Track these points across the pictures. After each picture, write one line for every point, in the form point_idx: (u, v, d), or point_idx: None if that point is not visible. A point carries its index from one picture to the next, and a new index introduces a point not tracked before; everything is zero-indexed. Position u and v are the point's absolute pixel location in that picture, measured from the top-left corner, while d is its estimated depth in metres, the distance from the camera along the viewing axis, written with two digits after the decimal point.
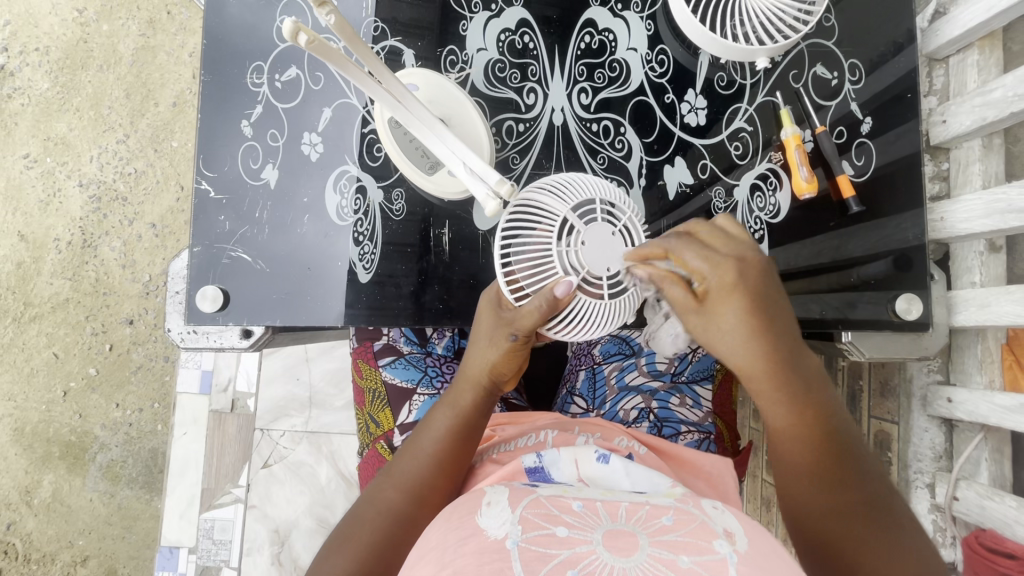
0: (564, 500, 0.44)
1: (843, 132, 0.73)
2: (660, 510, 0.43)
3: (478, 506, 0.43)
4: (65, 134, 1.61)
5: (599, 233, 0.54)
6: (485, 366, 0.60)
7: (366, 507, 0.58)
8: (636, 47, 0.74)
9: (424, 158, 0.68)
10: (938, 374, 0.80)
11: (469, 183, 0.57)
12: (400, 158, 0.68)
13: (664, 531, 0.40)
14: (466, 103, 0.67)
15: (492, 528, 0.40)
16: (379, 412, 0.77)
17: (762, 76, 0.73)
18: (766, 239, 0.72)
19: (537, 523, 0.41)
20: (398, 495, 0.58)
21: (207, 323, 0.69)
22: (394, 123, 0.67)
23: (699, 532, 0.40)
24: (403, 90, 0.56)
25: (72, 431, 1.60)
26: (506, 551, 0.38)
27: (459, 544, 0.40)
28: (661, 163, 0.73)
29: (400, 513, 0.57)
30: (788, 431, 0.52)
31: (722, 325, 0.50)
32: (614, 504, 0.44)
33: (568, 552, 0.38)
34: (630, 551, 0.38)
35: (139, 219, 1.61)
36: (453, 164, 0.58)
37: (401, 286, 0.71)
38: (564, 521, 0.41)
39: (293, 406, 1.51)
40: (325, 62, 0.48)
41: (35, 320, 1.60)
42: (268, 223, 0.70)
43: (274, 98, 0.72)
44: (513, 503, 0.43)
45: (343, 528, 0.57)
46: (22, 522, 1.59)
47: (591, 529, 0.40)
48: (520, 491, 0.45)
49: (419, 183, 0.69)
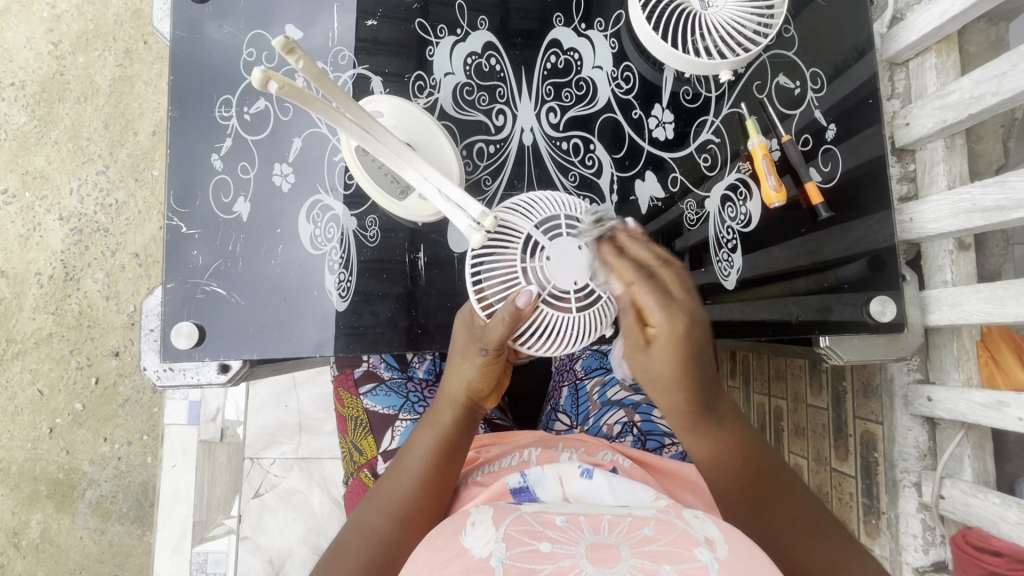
0: (547, 515, 0.43)
1: (809, 139, 0.74)
2: (642, 521, 0.43)
3: (463, 525, 0.43)
4: (43, 167, 1.59)
5: (566, 244, 0.55)
6: (462, 383, 0.61)
7: (352, 532, 0.57)
8: (601, 64, 0.75)
9: (394, 183, 0.68)
10: (918, 372, 0.81)
11: (447, 210, 0.57)
12: (370, 184, 0.68)
13: (647, 542, 0.40)
14: (434, 126, 0.68)
15: (478, 546, 0.40)
16: (362, 440, 0.77)
17: (727, 88, 0.74)
18: (739, 248, 0.73)
19: (520, 539, 0.40)
20: (384, 518, 0.57)
21: (182, 359, 0.68)
22: (361, 150, 0.67)
23: (680, 541, 0.40)
24: (369, 119, 0.56)
25: (60, 469, 1.56)
26: (490, 568, 0.38)
27: (445, 562, 0.40)
28: (632, 178, 0.74)
29: (387, 537, 0.56)
30: (720, 462, 0.57)
31: (658, 374, 0.53)
32: (597, 518, 0.44)
33: (552, 567, 0.38)
34: (612, 563, 0.38)
35: (121, 250, 1.59)
36: (429, 193, 0.57)
37: (378, 312, 0.71)
38: (547, 536, 0.41)
39: (282, 432, 1.50)
40: (296, 103, 0.49)
41: (18, 357, 1.57)
42: (241, 255, 0.70)
43: (244, 131, 0.72)
44: (497, 521, 0.42)
45: (329, 555, 0.57)
46: (11, 564, 1.55)
47: (575, 542, 0.40)
48: (505, 509, 0.45)
49: (390, 208, 0.69)
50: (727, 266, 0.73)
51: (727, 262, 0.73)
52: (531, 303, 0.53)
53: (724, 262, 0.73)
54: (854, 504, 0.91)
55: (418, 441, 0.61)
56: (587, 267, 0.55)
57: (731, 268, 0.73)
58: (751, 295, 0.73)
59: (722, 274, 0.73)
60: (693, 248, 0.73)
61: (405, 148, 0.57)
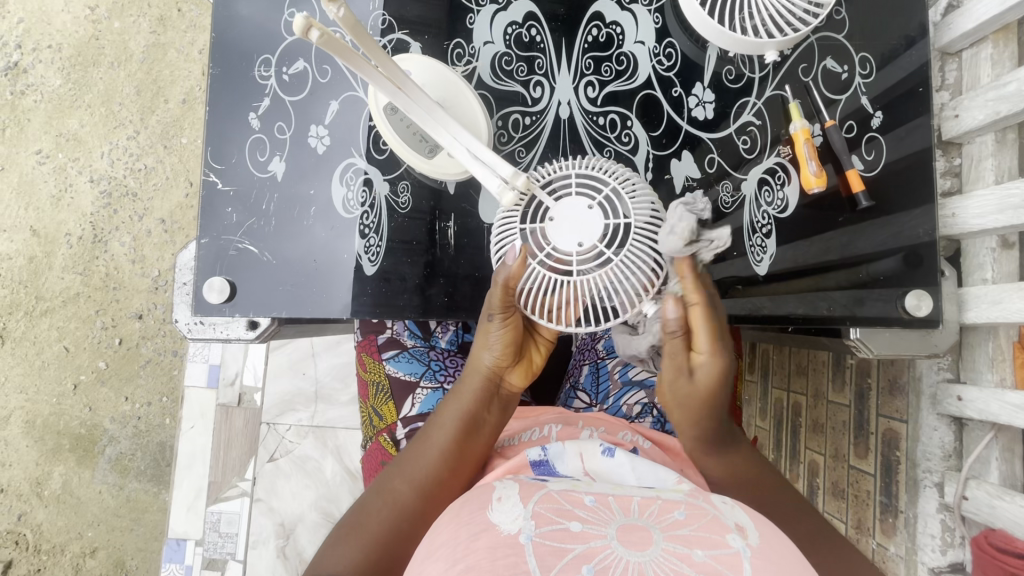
0: (576, 495, 0.48)
1: (854, 126, 0.72)
2: (672, 505, 0.47)
3: (490, 499, 0.47)
4: (76, 130, 1.62)
5: (574, 207, 0.53)
6: (483, 356, 0.61)
7: (374, 499, 0.59)
8: (643, 40, 0.73)
9: (423, 142, 0.68)
10: (948, 372, 0.79)
11: (479, 172, 0.56)
12: (396, 141, 0.68)
13: (677, 527, 0.45)
14: (461, 86, 0.67)
15: (505, 523, 0.44)
16: (382, 405, 0.77)
17: (771, 69, 0.72)
18: (773, 234, 0.72)
19: (550, 517, 0.45)
20: (408, 487, 0.59)
21: (213, 314, 0.69)
22: (389, 109, 0.67)
23: (712, 526, 0.45)
24: (402, 75, 0.55)
25: (82, 424, 1.61)
26: (520, 546, 0.42)
27: (470, 537, 0.44)
28: (668, 157, 0.72)
29: (409, 504, 0.59)
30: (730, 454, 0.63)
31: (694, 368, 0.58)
32: (626, 498, 0.48)
33: (582, 546, 0.42)
34: (644, 545, 0.43)
35: (148, 215, 1.62)
36: (458, 153, 0.56)
37: (406, 279, 0.71)
38: (577, 515, 0.45)
39: (298, 401, 1.53)
40: (336, 58, 0.49)
41: (46, 314, 1.62)
42: (274, 215, 0.71)
43: (282, 91, 0.72)
44: (525, 498, 0.47)
45: (349, 521, 0.59)
46: (33, 513, 1.61)
47: (605, 522, 0.44)
48: (531, 486, 0.49)
49: (415, 166, 0.69)
50: (760, 252, 0.72)
51: (760, 247, 0.72)
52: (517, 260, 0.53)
53: (758, 247, 0.72)
54: (872, 502, 0.91)
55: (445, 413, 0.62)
56: (594, 231, 0.52)
57: (764, 254, 0.72)
58: (780, 287, 0.72)
59: (755, 260, 0.72)
60: (726, 233, 0.72)
61: (437, 108, 0.56)
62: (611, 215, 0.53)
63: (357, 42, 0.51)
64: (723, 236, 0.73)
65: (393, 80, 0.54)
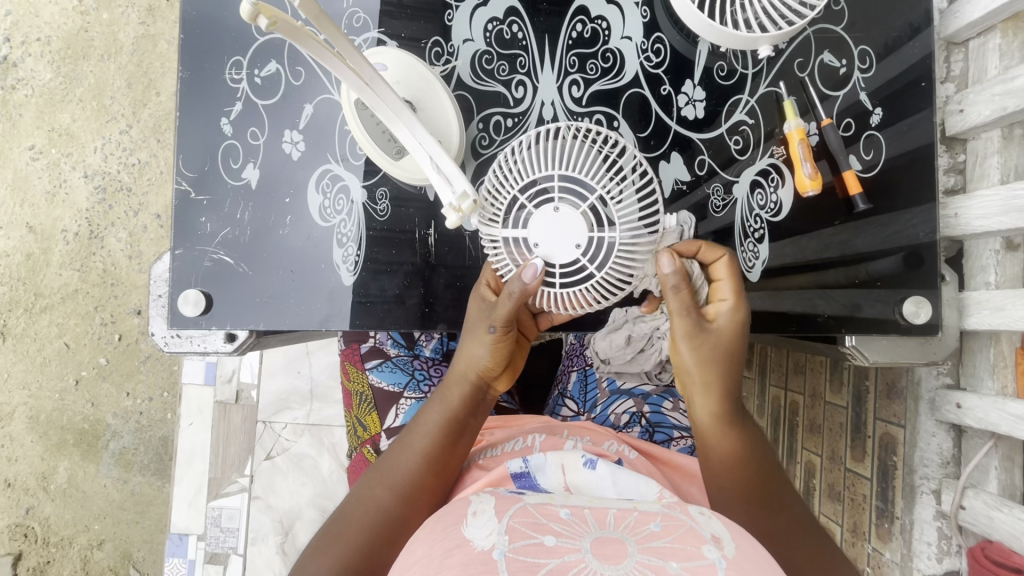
0: (551, 508, 0.47)
1: (851, 123, 0.68)
2: (648, 517, 0.47)
3: (465, 514, 0.47)
4: (68, 125, 1.60)
5: (542, 218, 0.50)
6: (472, 361, 0.61)
7: (356, 506, 0.58)
8: (630, 35, 0.69)
9: (391, 142, 0.65)
10: (947, 377, 0.77)
11: (437, 184, 0.54)
12: (366, 141, 0.65)
13: (653, 539, 0.45)
14: (433, 83, 0.65)
15: (479, 538, 0.44)
16: (366, 416, 0.76)
17: (765, 65, 0.69)
18: (766, 238, 0.69)
19: (524, 532, 0.44)
20: (388, 492, 0.58)
21: (190, 327, 0.68)
22: (360, 105, 0.64)
23: (688, 538, 0.45)
24: (372, 72, 0.53)
25: (85, 420, 1.62)
26: (494, 561, 0.42)
27: (445, 555, 0.44)
28: (657, 159, 0.69)
29: (391, 511, 0.57)
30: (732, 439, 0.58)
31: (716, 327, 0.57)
32: (602, 512, 0.48)
33: (556, 560, 0.42)
34: (618, 558, 0.42)
35: (142, 211, 1.61)
36: (421, 160, 0.55)
37: (385, 288, 0.69)
38: (551, 529, 0.45)
39: (295, 398, 1.53)
40: (296, 43, 0.47)
41: (45, 310, 1.61)
42: (249, 225, 0.68)
43: (254, 94, 0.69)
44: (500, 513, 0.46)
45: (330, 529, 0.57)
46: (40, 507, 1.62)
47: (579, 537, 0.44)
48: (507, 499, 0.49)
49: (386, 168, 0.67)
50: (751, 257, 0.69)
51: (751, 252, 0.69)
52: (537, 278, 0.50)
53: (749, 253, 0.69)
54: (868, 507, 0.88)
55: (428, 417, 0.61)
56: (579, 229, 0.49)
57: (755, 259, 0.69)
58: (775, 288, 0.70)
59: (746, 265, 0.69)
60: (715, 234, 0.69)
61: (403, 106, 0.55)
62: (579, 201, 0.50)
63: (319, 29, 0.49)
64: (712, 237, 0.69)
65: (357, 73, 0.52)
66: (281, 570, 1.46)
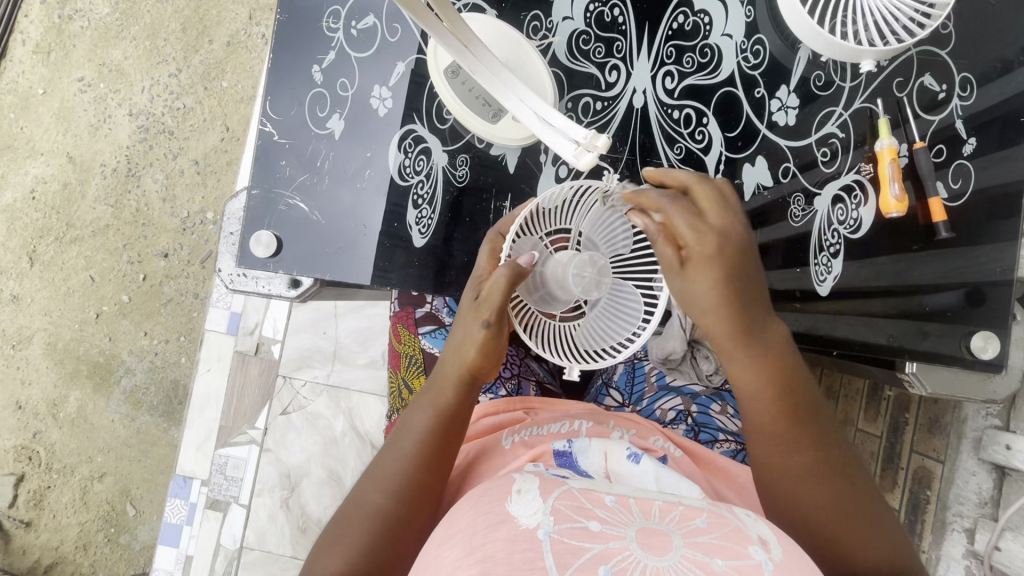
0: (596, 493, 0.46)
1: (943, 150, 0.66)
2: (694, 511, 0.45)
3: (508, 491, 0.45)
4: (119, 62, 1.62)
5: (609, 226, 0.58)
6: (465, 360, 0.57)
7: (352, 510, 0.54)
8: (731, 33, 0.69)
9: (486, 106, 0.67)
10: (997, 419, 0.82)
11: (547, 137, 0.60)
12: (461, 107, 0.67)
13: (699, 533, 0.42)
14: (528, 48, 0.66)
15: (524, 515, 0.43)
16: (413, 378, 0.77)
17: (863, 80, 0.68)
18: (841, 254, 0.67)
19: (568, 514, 0.43)
20: (383, 496, 0.54)
21: (258, 268, 0.68)
22: (451, 72, 0.67)
23: (734, 536, 0.42)
24: (469, 33, 0.57)
25: (101, 353, 1.63)
26: (538, 541, 0.41)
27: (489, 527, 0.42)
28: (741, 160, 0.69)
29: (387, 513, 0.53)
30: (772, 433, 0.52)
31: (699, 300, 0.49)
32: (647, 501, 0.46)
33: (600, 546, 0.41)
34: (664, 550, 0.41)
35: (183, 154, 1.62)
36: (524, 116, 0.60)
37: (454, 256, 0.70)
38: (597, 514, 0.43)
39: (316, 358, 1.54)
40: (406, 10, 0.51)
41: (75, 241, 1.63)
42: (328, 173, 0.69)
43: (348, 46, 0.69)
44: (545, 492, 0.45)
45: (328, 531, 0.54)
46: (46, 433, 1.63)
47: (624, 524, 0.43)
48: (551, 481, 0.47)
49: (477, 132, 0.68)
50: (824, 271, 0.68)
51: (826, 266, 0.68)
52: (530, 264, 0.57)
53: (823, 267, 0.68)
54: None
55: (416, 415, 0.57)
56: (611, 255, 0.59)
57: (828, 274, 0.68)
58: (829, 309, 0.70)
59: (818, 278, 0.68)
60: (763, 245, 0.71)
61: (503, 69, 0.59)
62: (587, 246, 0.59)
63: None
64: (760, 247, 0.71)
65: (459, 39, 0.57)
66: (283, 523, 1.48)
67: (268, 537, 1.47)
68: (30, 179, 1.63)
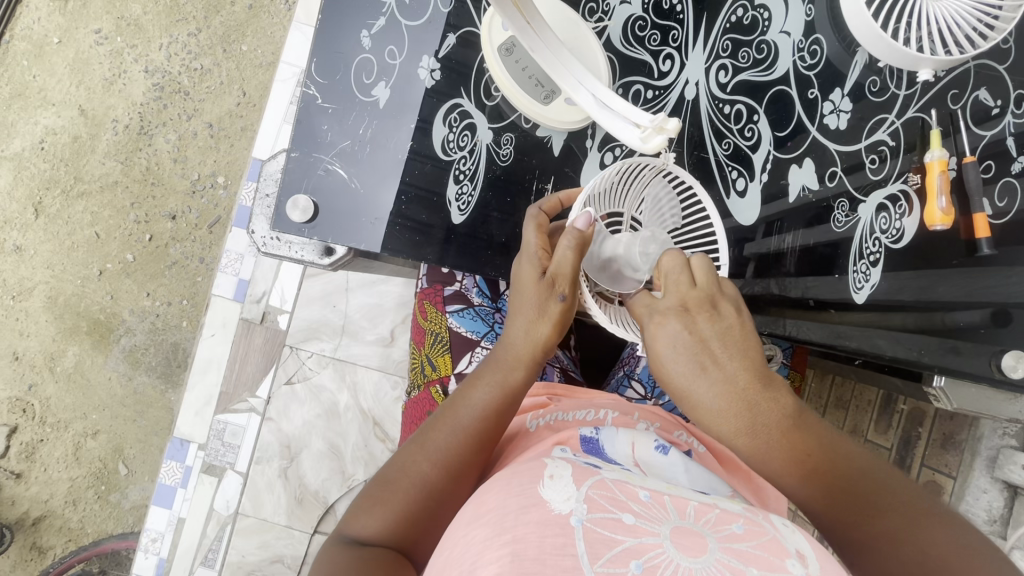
0: (630, 487, 0.44)
1: (991, 166, 0.62)
2: (729, 516, 0.43)
3: (541, 475, 0.43)
4: (138, 17, 1.59)
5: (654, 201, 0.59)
6: (534, 343, 0.56)
7: (397, 473, 0.53)
8: (789, 31, 0.70)
9: (539, 88, 0.66)
10: (1012, 439, 0.83)
11: (604, 118, 0.61)
12: (513, 89, 0.66)
13: (734, 539, 0.40)
14: (586, 35, 0.70)
15: (557, 501, 0.40)
16: (438, 356, 0.76)
17: (919, 89, 0.67)
18: (880, 264, 0.65)
19: (602, 505, 0.41)
20: (432, 466, 0.53)
21: (292, 232, 0.66)
22: (505, 49, 0.66)
23: (772, 547, 0.40)
24: (535, 13, 0.55)
25: (102, 311, 1.62)
26: (571, 527, 0.39)
27: (520, 510, 0.40)
28: (789, 161, 0.71)
29: (436, 484, 0.52)
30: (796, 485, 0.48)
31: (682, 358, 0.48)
32: (682, 500, 0.43)
33: (633, 541, 0.39)
34: (698, 551, 0.39)
35: (197, 116, 1.60)
36: (583, 97, 0.60)
37: (492, 234, 0.68)
38: (630, 508, 0.41)
39: (324, 330, 1.53)
40: None
41: (82, 196, 1.61)
42: (370, 141, 0.68)
43: (400, 13, 0.69)
44: (578, 480, 0.43)
45: (369, 488, 0.53)
46: (42, 386, 1.61)
47: (658, 521, 0.41)
48: (584, 470, 0.45)
49: (527, 112, 0.67)
50: (862, 278, 0.66)
51: (863, 274, 0.66)
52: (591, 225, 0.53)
53: (861, 274, 0.66)
54: None
55: (474, 393, 0.56)
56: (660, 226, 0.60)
57: (866, 282, 0.66)
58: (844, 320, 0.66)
59: (855, 286, 0.66)
60: (777, 250, 0.71)
61: (564, 50, 0.58)
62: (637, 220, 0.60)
63: None
64: (778, 251, 0.71)
65: (521, 12, 0.54)
66: (280, 492, 1.48)
67: (264, 506, 1.47)
68: (40, 129, 1.60)
